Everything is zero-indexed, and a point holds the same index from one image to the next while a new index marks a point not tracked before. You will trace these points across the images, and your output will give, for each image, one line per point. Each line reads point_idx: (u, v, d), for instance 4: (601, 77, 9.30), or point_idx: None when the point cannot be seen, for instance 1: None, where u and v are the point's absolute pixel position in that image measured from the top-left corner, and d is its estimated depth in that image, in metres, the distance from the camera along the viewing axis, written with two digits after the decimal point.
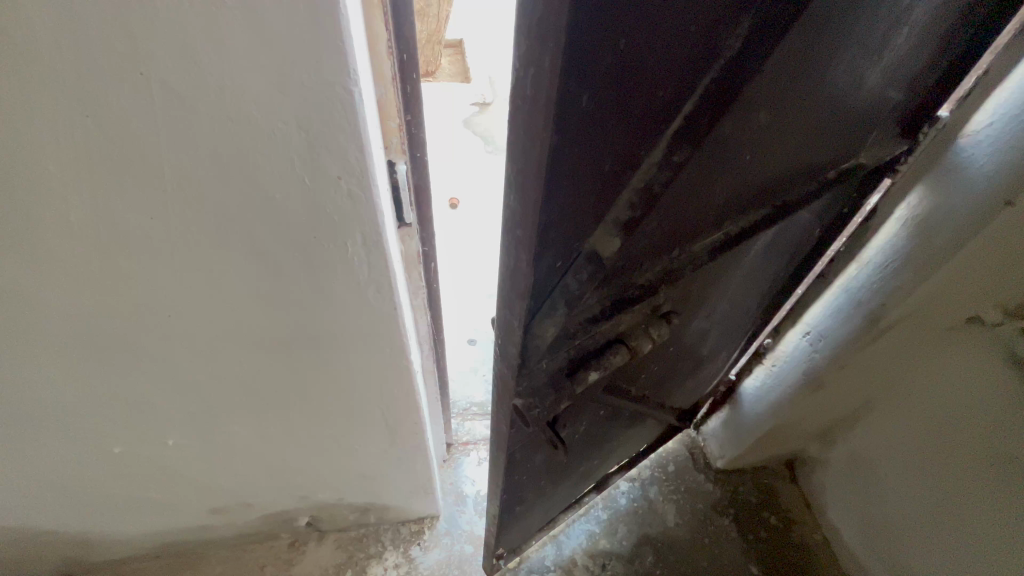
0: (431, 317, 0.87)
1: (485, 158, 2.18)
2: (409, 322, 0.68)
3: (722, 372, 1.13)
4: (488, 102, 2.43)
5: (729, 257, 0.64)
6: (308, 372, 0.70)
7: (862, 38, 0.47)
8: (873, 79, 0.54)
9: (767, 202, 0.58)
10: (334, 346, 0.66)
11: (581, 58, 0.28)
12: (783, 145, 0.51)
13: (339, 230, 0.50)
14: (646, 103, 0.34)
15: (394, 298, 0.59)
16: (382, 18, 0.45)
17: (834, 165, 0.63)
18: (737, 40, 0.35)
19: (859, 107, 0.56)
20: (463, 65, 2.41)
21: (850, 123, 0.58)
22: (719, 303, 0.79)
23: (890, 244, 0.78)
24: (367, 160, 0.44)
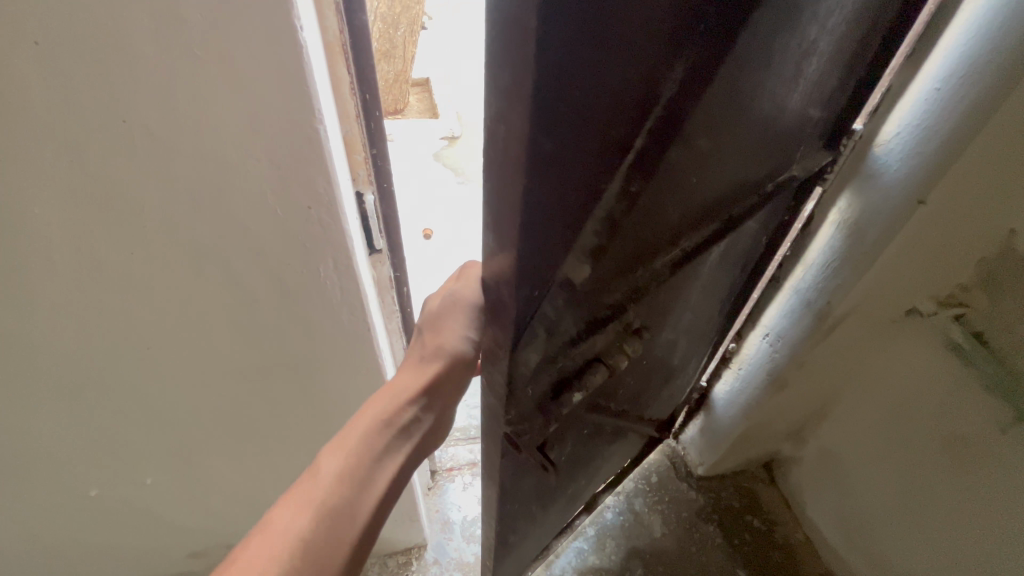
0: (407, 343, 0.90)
1: (456, 189, 2.23)
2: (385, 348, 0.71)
3: (693, 380, 1.19)
4: (456, 135, 2.51)
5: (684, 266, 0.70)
6: (288, 403, 0.72)
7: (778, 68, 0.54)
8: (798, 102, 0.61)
9: (716, 218, 0.64)
10: (313, 374, 0.68)
11: (547, 113, 0.32)
12: (722, 165, 0.57)
13: (312, 256, 0.53)
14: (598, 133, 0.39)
15: (368, 320, 0.62)
16: (345, 63, 0.50)
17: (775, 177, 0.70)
18: (672, 83, 0.40)
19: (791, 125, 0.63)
20: (429, 101, 2.69)
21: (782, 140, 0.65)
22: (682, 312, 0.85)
23: (828, 248, 0.85)
24: (336, 191, 0.48)
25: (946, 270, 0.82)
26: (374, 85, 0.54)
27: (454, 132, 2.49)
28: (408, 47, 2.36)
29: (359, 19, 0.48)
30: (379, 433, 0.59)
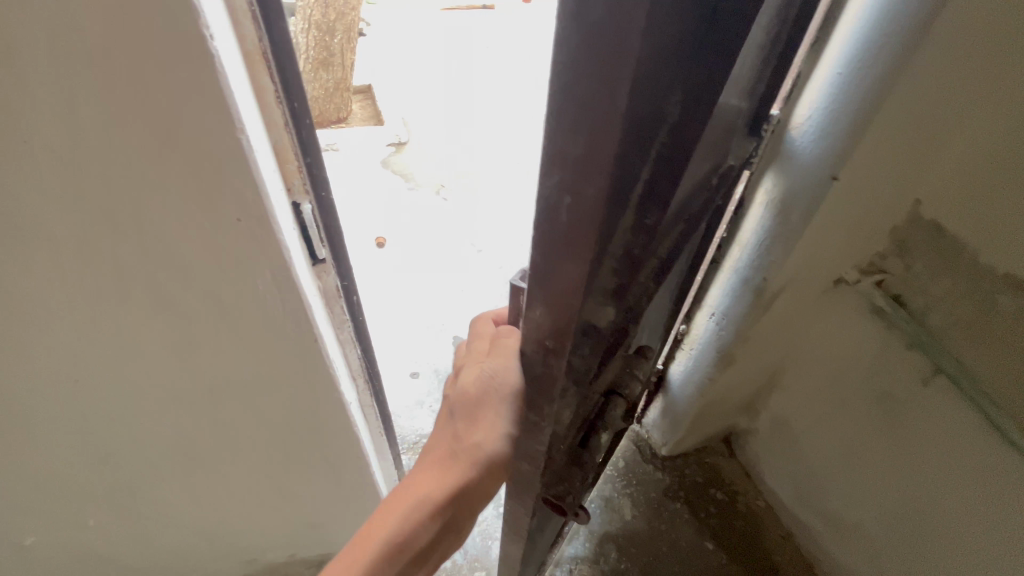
0: (363, 353, 0.88)
1: (407, 196, 2.20)
2: (338, 360, 0.70)
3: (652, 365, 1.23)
4: (403, 141, 2.47)
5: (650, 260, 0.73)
6: (239, 424, 0.70)
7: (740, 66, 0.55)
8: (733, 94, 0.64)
9: (682, 219, 0.63)
10: (262, 392, 0.66)
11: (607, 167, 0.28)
12: (697, 172, 0.55)
13: (247, 270, 0.51)
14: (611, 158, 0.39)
15: (314, 332, 0.60)
16: (268, 71, 0.49)
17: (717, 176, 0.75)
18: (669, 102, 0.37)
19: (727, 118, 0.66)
20: (372, 108, 2.65)
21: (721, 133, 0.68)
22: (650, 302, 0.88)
23: (760, 226, 0.90)
24: (267, 203, 0.47)
25: (865, 239, 0.89)
26: (302, 94, 0.53)
27: (400, 137, 2.46)
28: (346, 53, 2.32)
29: (278, 26, 0.48)
30: (401, 538, 0.60)
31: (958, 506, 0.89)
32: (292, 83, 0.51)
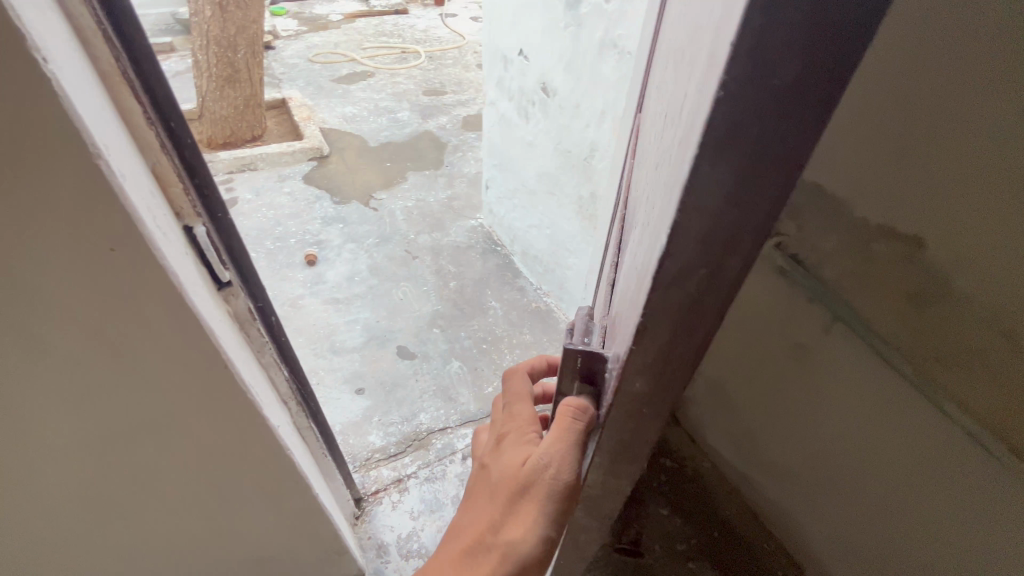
0: (288, 372, 0.69)
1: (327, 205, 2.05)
2: (265, 395, 0.58)
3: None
4: (322, 149, 2.35)
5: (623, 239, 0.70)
6: (154, 500, 0.58)
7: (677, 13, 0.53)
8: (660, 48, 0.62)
9: None
10: (175, 456, 0.54)
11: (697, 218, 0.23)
12: None
13: (133, 312, 0.41)
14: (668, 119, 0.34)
15: (236, 377, 0.49)
16: (112, 54, 0.37)
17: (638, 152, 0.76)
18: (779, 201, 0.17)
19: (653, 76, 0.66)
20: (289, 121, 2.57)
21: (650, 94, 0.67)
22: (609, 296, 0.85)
23: None
24: (140, 219, 0.37)
25: None
26: (178, 110, 0.43)
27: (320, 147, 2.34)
28: (253, 68, 2.23)
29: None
30: None
31: (903, 509, 0.82)
32: (161, 84, 0.40)
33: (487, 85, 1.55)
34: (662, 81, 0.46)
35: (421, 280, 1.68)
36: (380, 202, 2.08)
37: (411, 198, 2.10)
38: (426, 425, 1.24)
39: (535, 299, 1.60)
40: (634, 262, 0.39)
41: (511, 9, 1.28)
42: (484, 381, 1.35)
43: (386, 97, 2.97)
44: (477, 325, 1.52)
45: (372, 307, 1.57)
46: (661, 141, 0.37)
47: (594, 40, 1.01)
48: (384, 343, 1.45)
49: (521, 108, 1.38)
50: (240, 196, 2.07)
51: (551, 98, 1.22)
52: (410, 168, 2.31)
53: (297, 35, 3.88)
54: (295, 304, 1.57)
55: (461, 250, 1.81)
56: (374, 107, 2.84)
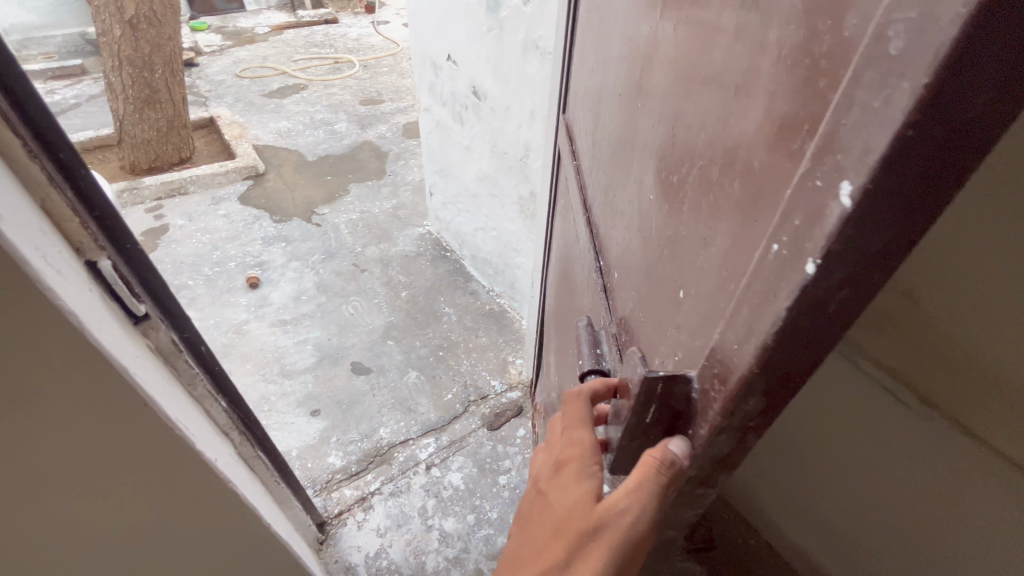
0: (227, 402, 0.66)
1: (269, 225, 1.97)
2: (197, 428, 0.55)
3: (531, 345, 1.27)
4: (259, 170, 2.27)
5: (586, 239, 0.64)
6: (90, 563, 0.53)
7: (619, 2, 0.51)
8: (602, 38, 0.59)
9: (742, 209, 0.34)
10: (106, 510, 0.50)
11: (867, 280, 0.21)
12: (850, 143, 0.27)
13: (35, 357, 0.38)
14: (722, 103, 0.28)
15: (158, 412, 0.47)
16: None
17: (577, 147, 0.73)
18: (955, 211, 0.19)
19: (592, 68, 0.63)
20: (221, 143, 2.46)
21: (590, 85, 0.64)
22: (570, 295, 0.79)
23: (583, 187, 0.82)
24: (25, 256, 0.35)
25: None
26: (69, 140, 0.41)
27: (256, 167, 2.25)
28: (173, 88, 2.13)
29: None
30: None
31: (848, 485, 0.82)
32: (43, 116, 0.39)
33: (419, 92, 1.54)
34: (649, 64, 0.41)
35: (372, 293, 1.65)
36: (323, 217, 2.02)
37: (355, 210, 2.06)
38: (387, 439, 1.22)
39: (488, 301, 1.61)
40: (694, 267, 0.32)
41: (434, 16, 1.28)
42: (443, 388, 1.34)
43: (321, 109, 2.89)
44: (432, 333, 1.51)
45: (322, 325, 1.52)
46: (703, 126, 0.31)
47: (516, 42, 1.02)
48: (337, 361, 1.41)
49: (455, 112, 1.38)
50: (171, 222, 1.96)
51: (483, 102, 1.23)
52: (351, 179, 2.26)
53: (222, 51, 3.72)
54: (240, 330, 1.50)
55: (410, 259, 1.79)
56: (309, 120, 2.76)
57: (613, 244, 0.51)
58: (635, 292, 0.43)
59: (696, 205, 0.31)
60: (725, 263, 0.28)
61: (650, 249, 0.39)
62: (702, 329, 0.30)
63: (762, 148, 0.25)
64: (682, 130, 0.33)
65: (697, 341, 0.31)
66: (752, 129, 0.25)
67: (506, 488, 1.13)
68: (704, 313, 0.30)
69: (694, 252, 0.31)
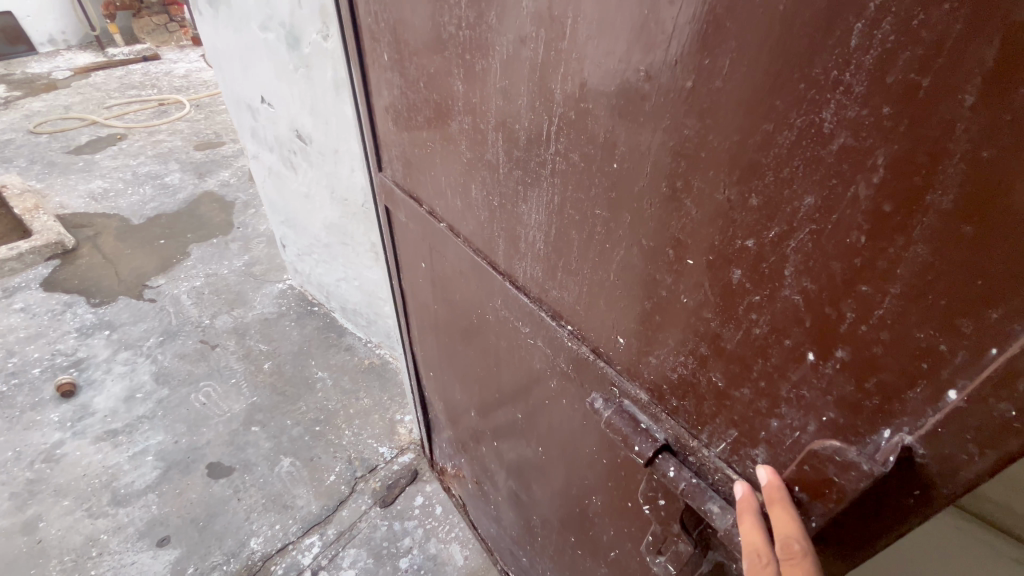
0: None
1: (86, 310, 1.63)
2: None
3: (414, 406, 1.13)
4: (67, 244, 1.88)
5: (514, 306, 0.55)
6: None
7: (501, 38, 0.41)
8: (455, 78, 0.48)
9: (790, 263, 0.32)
10: None
11: None
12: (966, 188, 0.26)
13: None
14: (854, 172, 0.26)
15: None
16: None
17: (439, 204, 0.60)
18: None
19: (445, 112, 0.51)
20: (12, 218, 2.02)
21: (451, 131, 0.52)
22: (481, 356, 0.68)
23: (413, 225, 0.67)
24: None
25: None
26: None
27: (62, 241, 1.87)
28: None
29: None
30: None
31: None
32: None
33: (242, 137, 1.34)
34: (641, 117, 0.34)
35: (227, 372, 1.41)
36: (158, 290, 1.72)
37: (198, 275, 1.78)
38: (260, 552, 1.03)
39: (367, 356, 1.46)
40: (837, 332, 0.30)
41: (236, 54, 1.12)
42: (324, 470, 1.17)
43: (146, 160, 2.50)
44: (305, 406, 1.32)
45: (165, 427, 1.26)
46: (810, 192, 0.28)
47: (326, 81, 0.91)
48: (189, 468, 1.18)
49: (284, 158, 1.22)
50: None
51: (309, 145, 1.09)
52: (191, 240, 1.96)
53: (6, 104, 3.09)
54: (53, 457, 1.20)
55: (270, 322, 1.58)
56: (131, 176, 2.37)
57: (597, 306, 0.45)
58: (689, 354, 0.39)
59: (819, 271, 0.29)
60: (903, 326, 0.27)
61: (718, 311, 0.36)
62: (886, 389, 0.29)
63: (973, 218, 0.23)
64: (763, 192, 0.30)
65: (872, 402, 0.30)
66: (938, 200, 0.24)
67: (408, 571, 1.01)
68: (876, 374, 0.29)
69: (832, 316, 0.30)
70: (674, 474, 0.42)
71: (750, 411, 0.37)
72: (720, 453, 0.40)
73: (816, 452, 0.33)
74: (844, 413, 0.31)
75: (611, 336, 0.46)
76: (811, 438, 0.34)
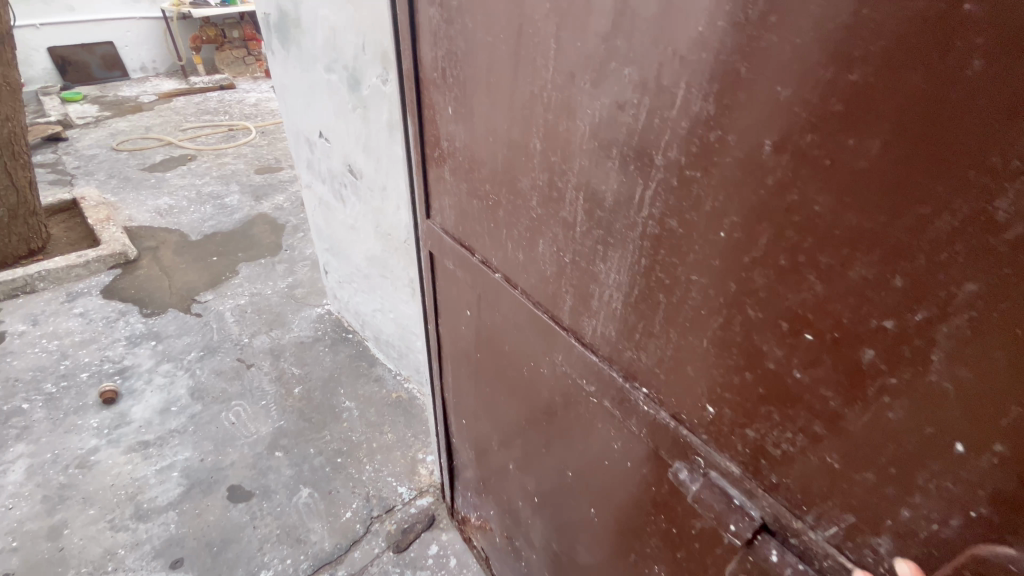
0: None
1: (136, 320, 1.70)
2: None
3: (438, 449, 1.09)
4: (129, 254, 1.99)
5: (576, 358, 0.50)
6: None
7: (594, 97, 0.37)
8: (534, 136, 0.44)
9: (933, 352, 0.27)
10: None
11: None
12: None
13: None
14: None
15: None
16: None
17: (490, 252, 0.57)
18: None
19: (517, 164, 0.47)
20: (85, 229, 2.18)
21: (522, 185, 0.48)
22: (524, 410, 0.64)
23: (457, 269, 0.64)
24: None
25: None
26: None
27: (125, 252, 1.98)
28: (15, 172, 1.85)
29: None
30: None
31: None
32: None
33: (297, 168, 1.40)
34: (757, 179, 0.30)
35: (258, 393, 1.43)
36: (205, 305, 1.79)
37: (244, 293, 1.84)
38: None
39: (395, 389, 1.45)
40: (994, 424, 0.26)
41: (302, 91, 1.17)
42: (341, 505, 1.15)
43: (210, 180, 2.67)
44: (329, 436, 1.31)
45: (194, 444, 1.28)
46: (971, 280, 0.24)
47: (382, 123, 0.93)
48: (211, 488, 1.18)
49: (335, 190, 1.26)
50: (9, 329, 1.64)
51: (360, 180, 1.12)
52: (241, 258, 2.05)
53: (97, 122, 3.40)
54: (86, 463, 1.23)
55: (306, 346, 1.60)
56: (195, 195, 2.52)
57: (686, 374, 0.41)
58: (798, 430, 0.34)
59: (976, 359, 0.25)
60: None
61: (837, 388, 0.31)
62: None
63: None
64: (910, 275, 0.26)
65: None
66: None
67: None
68: None
69: (990, 406, 0.25)
70: (779, 559, 0.38)
71: (875, 498, 0.32)
72: (830, 537, 0.35)
73: (976, 554, 0.28)
74: (996, 510, 0.27)
75: (699, 404, 0.41)
76: (956, 534, 0.29)
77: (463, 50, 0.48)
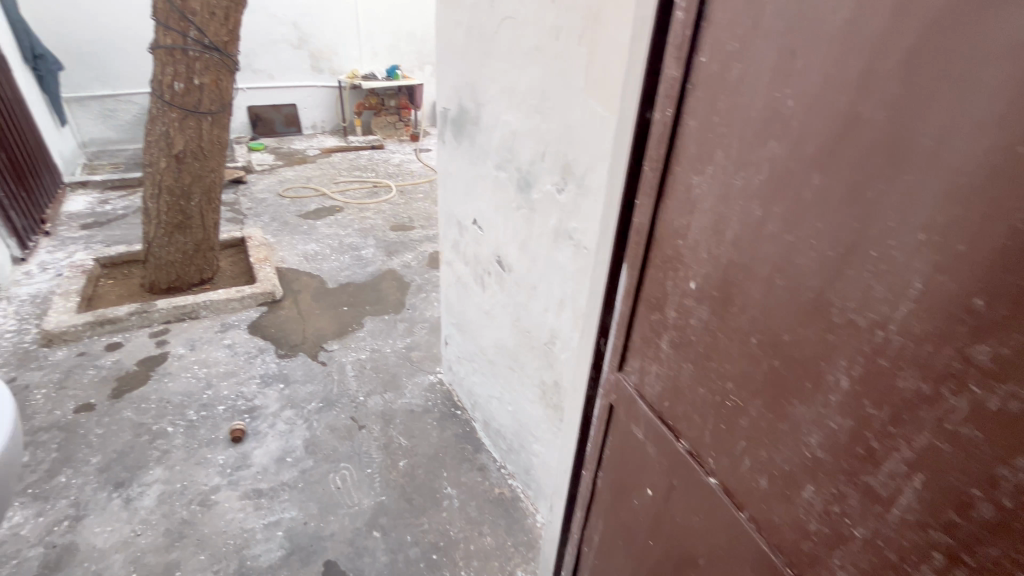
0: None
1: (271, 359, 1.83)
2: None
3: None
4: (276, 293, 2.19)
5: None
6: None
7: (968, 361, 0.31)
8: (843, 365, 0.39)
9: None
10: None
11: None
12: None
13: None
14: None
15: None
16: None
17: (710, 452, 0.54)
18: None
19: (793, 384, 0.43)
20: (245, 266, 2.48)
21: (792, 411, 0.44)
22: None
23: (648, 441, 0.63)
24: None
25: None
26: None
27: (274, 291, 2.18)
28: (206, 214, 2.15)
29: None
30: None
31: None
32: None
33: (442, 244, 1.45)
34: None
35: (365, 459, 1.42)
36: (330, 354, 1.88)
37: (366, 348, 1.92)
38: None
39: (498, 484, 1.36)
40: None
41: (465, 180, 1.21)
42: None
43: (351, 232, 2.92)
44: (427, 525, 1.24)
45: (300, 504, 1.29)
46: None
47: (546, 228, 0.92)
48: (308, 560, 1.16)
49: (476, 275, 1.27)
50: (171, 350, 1.85)
51: (508, 273, 1.10)
52: (368, 312, 2.16)
53: (271, 170, 3.95)
54: (207, 502, 1.28)
55: (415, 416, 1.59)
56: (337, 244, 2.76)
57: None
58: None
59: None
60: None
61: None
62: None
63: None
64: None
65: None
66: None
67: None
68: None
69: None
70: None
71: None
72: None
73: None
74: None
75: None
76: None
77: (750, 242, 0.45)
